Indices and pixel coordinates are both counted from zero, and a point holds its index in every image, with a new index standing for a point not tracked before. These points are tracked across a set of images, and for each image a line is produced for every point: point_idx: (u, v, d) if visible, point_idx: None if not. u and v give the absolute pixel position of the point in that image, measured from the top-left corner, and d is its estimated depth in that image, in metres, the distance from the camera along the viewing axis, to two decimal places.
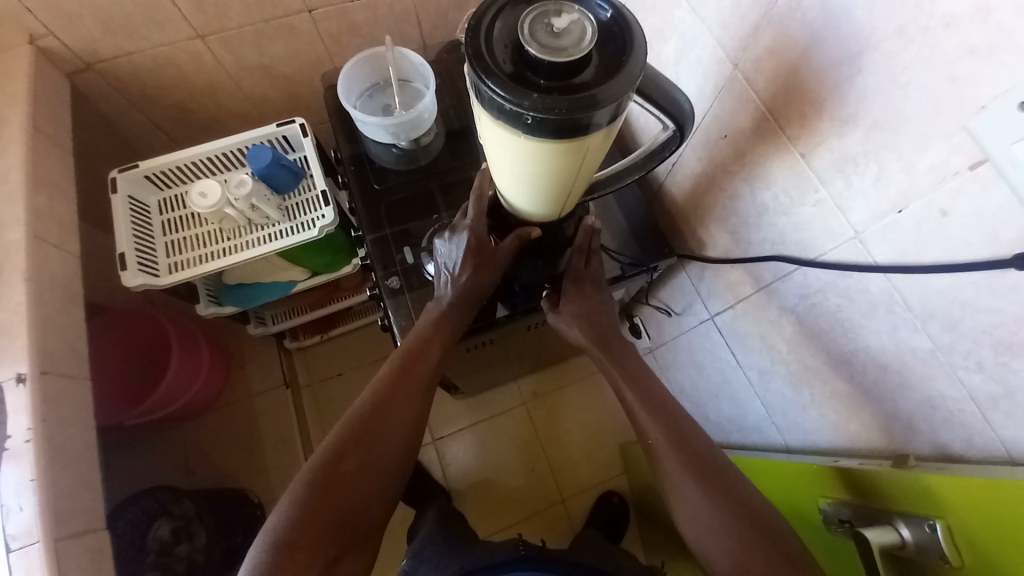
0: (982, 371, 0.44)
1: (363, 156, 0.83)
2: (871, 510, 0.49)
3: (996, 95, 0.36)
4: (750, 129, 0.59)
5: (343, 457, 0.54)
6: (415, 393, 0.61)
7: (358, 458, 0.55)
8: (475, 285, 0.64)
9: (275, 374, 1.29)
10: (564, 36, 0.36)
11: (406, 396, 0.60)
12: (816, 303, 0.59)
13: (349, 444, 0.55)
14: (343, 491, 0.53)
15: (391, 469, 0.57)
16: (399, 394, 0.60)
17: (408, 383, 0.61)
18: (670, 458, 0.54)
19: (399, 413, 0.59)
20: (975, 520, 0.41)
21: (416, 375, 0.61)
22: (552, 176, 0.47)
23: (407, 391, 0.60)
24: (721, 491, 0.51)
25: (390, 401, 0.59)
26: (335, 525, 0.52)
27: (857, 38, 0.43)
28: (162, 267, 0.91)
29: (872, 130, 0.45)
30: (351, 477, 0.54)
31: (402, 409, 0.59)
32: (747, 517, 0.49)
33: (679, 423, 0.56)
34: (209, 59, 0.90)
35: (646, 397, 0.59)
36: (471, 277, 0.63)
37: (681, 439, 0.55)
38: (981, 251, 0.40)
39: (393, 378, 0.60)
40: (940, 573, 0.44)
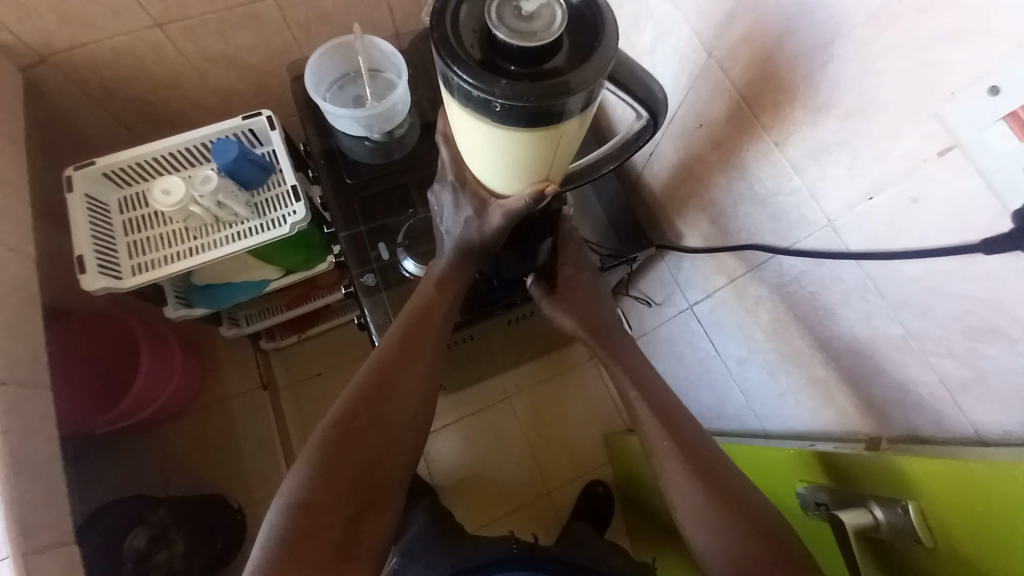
0: (952, 356, 0.44)
1: (335, 149, 0.80)
2: (848, 496, 0.50)
3: (965, 82, 0.35)
4: (725, 117, 0.58)
5: (351, 417, 0.52)
6: (426, 350, 0.58)
7: (370, 416, 0.53)
8: (454, 274, 0.62)
9: (252, 376, 1.26)
10: (535, 20, 0.34)
11: (418, 357, 0.57)
12: (791, 292, 0.59)
13: (361, 403, 0.53)
14: (357, 448, 0.51)
15: (406, 427, 0.55)
16: (410, 352, 0.57)
17: (416, 342, 0.58)
18: (670, 461, 0.54)
19: (410, 373, 0.57)
20: (942, 497, 0.41)
21: (421, 335, 0.58)
22: (523, 166, 0.46)
23: (413, 353, 0.57)
24: (712, 479, 0.51)
25: (397, 364, 0.56)
26: (353, 482, 0.50)
27: (827, 23, 0.42)
28: (126, 269, 0.88)
29: (846, 118, 0.44)
30: (366, 434, 0.52)
31: (413, 368, 0.57)
32: (731, 501, 0.50)
33: (670, 405, 0.58)
34: (169, 49, 0.86)
35: (647, 393, 0.59)
36: (450, 268, 0.62)
37: (675, 433, 0.55)
38: (952, 237, 0.40)
39: (401, 338, 0.58)
40: (915, 552, 0.45)
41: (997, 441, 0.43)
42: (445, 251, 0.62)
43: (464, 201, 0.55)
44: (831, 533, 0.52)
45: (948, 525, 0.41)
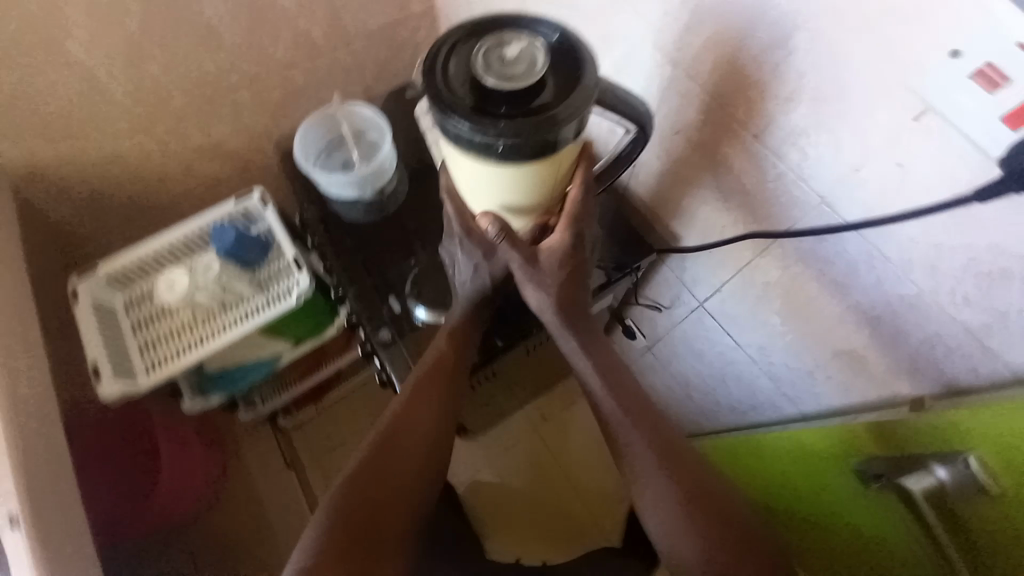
0: (970, 304, 0.45)
1: (329, 215, 0.82)
2: (907, 461, 0.50)
3: (926, 50, 0.37)
4: (701, 121, 0.60)
5: (361, 472, 0.54)
6: (435, 402, 0.60)
7: (378, 469, 0.55)
8: (465, 322, 0.63)
9: (274, 456, 1.24)
10: (515, 64, 0.37)
11: (427, 409, 0.59)
12: (798, 272, 0.60)
13: (370, 456, 0.55)
14: (363, 503, 0.52)
15: (412, 480, 0.56)
16: (419, 405, 0.59)
17: (425, 395, 0.60)
18: (641, 457, 0.55)
19: (419, 425, 0.58)
20: (1004, 449, 0.42)
21: (430, 388, 0.60)
22: (526, 197, 0.48)
23: (422, 406, 0.59)
24: (676, 472, 0.54)
25: (407, 416, 0.58)
26: (357, 538, 0.51)
27: (784, 20, 0.45)
28: (139, 368, 0.89)
29: (819, 101, 0.47)
30: (373, 485, 0.54)
31: (421, 422, 0.59)
32: (707, 502, 0.53)
33: (639, 400, 0.58)
34: (155, 150, 0.92)
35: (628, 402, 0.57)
36: (462, 320, 0.63)
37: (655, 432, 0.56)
38: (945, 192, 0.41)
39: (411, 392, 0.60)
40: (981, 516, 0.43)
41: None
42: (459, 300, 0.62)
43: (472, 248, 0.56)
44: (896, 506, 0.51)
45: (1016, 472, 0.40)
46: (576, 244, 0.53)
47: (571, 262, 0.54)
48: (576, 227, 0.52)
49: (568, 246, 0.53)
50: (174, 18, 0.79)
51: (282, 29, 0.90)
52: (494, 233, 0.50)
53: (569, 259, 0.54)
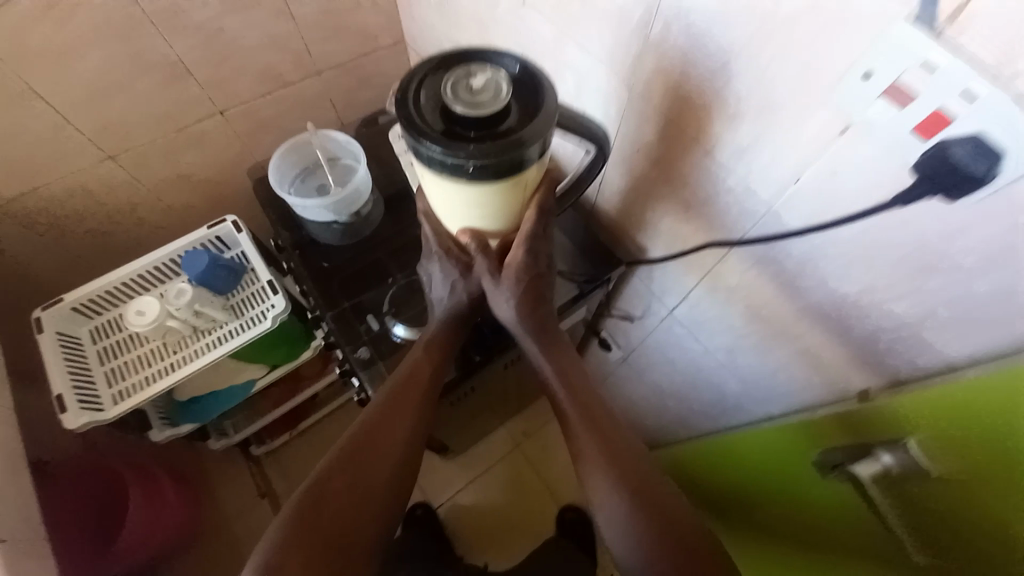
0: (905, 298, 0.49)
1: (306, 239, 0.83)
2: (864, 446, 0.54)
3: (843, 73, 0.41)
4: (657, 140, 0.65)
5: (329, 480, 0.54)
6: (409, 412, 0.59)
7: (348, 470, 0.55)
8: (444, 334, 0.63)
9: (248, 489, 1.25)
10: (482, 92, 0.40)
11: (400, 416, 0.59)
12: (752, 277, 0.65)
13: (339, 457, 0.56)
14: (329, 512, 0.53)
15: (382, 489, 0.56)
16: (393, 415, 0.59)
17: (400, 404, 0.59)
18: (593, 451, 0.57)
19: (392, 434, 0.58)
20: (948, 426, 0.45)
21: (406, 398, 0.60)
22: (495, 215, 0.51)
23: (396, 415, 0.59)
24: (620, 466, 0.56)
25: (381, 425, 0.58)
26: (322, 547, 0.52)
27: (719, 52, 0.50)
28: (106, 398, 0.87)
29: (758, 121, 0.51)
30: (340, 484, 0.54)
31: (395, 431, 0.58)
32: (648, 496, 0.55)
33: (594, 404, 0.60)
34: (122, 177, 0.97)
35: (587, 411, 0.59)
36: (438, 332, 0.63)
37: (606, 439, 0.58)
38: (872, 199, 0.45)
39: (386, 400, 0.59)
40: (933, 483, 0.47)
41: (965, 361, 0.48)
42: (435, 317, 0.64)
43: (449, 266, 0.59)
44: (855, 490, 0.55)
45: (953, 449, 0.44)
46: (532, 257, 0.56)
47: (531, 272, 0.57)
48: (530, 242, 0.55)
49: (525, 261, 0.56)
50: (137, 53, 0.82)
51: (250, 62, 0.94)
52: (471, 248, 0.54)
53: (529, 272, 0.57)
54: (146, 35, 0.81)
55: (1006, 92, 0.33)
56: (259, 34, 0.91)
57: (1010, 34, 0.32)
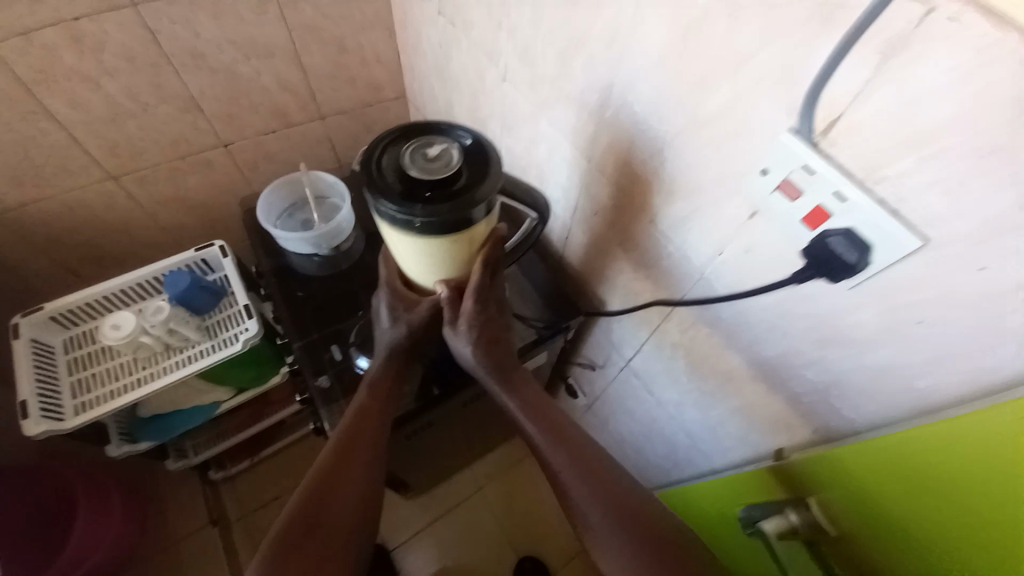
0: (813, 366, 0.54)
1: (285, 267, 0.88)
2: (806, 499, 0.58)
3: (747, 168, 0.48)
4: (612, 206, 0.72)
5: (293, 525, 0.54)
6: (366, 449, 0.61)
7: (308, 528, 0.54)
8: (386, 372, 0.67)
9: (200, 514, 1.22)
10: (436, 161, 0.46)
11: (354, 464, 0.60)
12: (693, 335, 0.70)
13: (298, 516, 0.55)
14: (299, 557, 0.52)
15: (349, 527, 0.56)
16: (351, 453, 0.60)
17: (355, 442, 0.61)
18: (578, 488, 0.58)
19: (352, 473, 0.59)
20: (895, 474, 0.47)
21: (360, 436, 0.62)
22: (445, 264, 0.56)
23: (354, 454, 0.60)
24: (606, 497, 0.57)
25: (339, 466, 0.59)
26: None
27: (656, 138, 0.57)
28: (68, 409, 0.88)
29: (688, 199, 0.58)
30: (302, 547, 0.52)
31: (354, 469, 0.60)
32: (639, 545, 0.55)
33: (563, 429, 0.63)
34: (122, 196, 1.02)
35: (556, 434, 0.62)
36: (383, 372, 0.66)
37: (595, 474, 0.59)
38: (778, 275, 0.51)
39: (341, 441, 0.61)
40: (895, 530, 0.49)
41: (866, 427, 0.53)
42: (379, 355, 0.67)
43: (395, 304, 0.63)
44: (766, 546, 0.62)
45: (855, 516, 0.53)
46: (481, 306, 0.60)
47: (482, 321, 0.61)
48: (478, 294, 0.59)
49: (476, 310, 0.60)
50: (154, 85, 0.90)
51: (258, 102, 1.03)
52: (445, 297, 0.61)
53: (483, 319, 0.61)
54: (164, 71, 0.89)
55: (870, 196, 0.39)
56: (270, 78, 1.00)
57: (867, 150, 0.38)
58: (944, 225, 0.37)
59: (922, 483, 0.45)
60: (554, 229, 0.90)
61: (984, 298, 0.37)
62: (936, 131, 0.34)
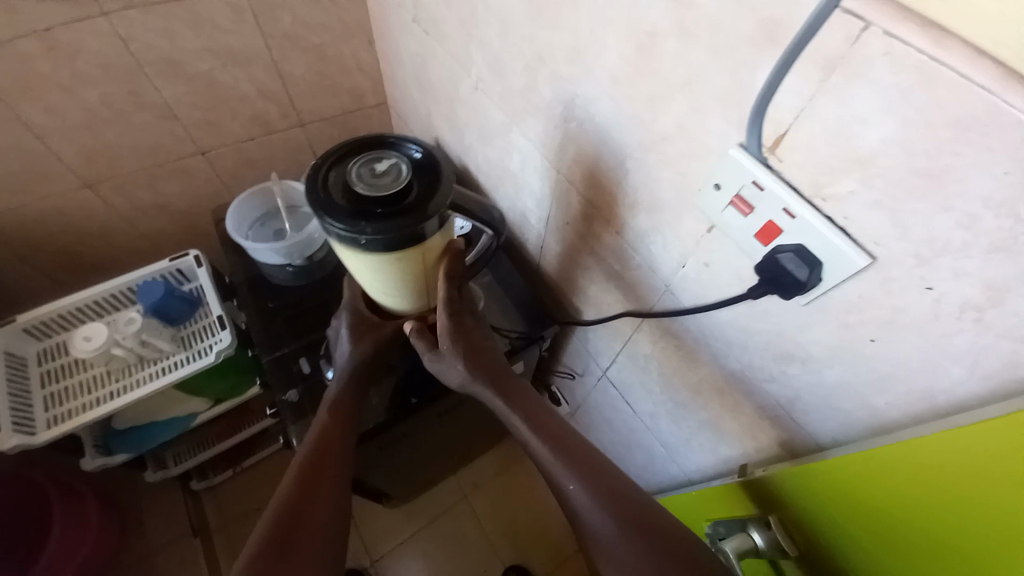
0: (775, 380, 0.54)
1: (257, 278, 0.87)
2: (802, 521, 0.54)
3: (702, 182, 0.48)
4: (580, 217, 0.71)
5: (256, 561, 0.47)
6: (332, 474, 0.57)
7: (277, 563, 0.48)
8: (347, 395, 0.64)
9: (180, 524, 1.21)
10: (383, 176, 0.46)
11: (321, 489, 0.55)
12: (663, 346, 0.69)
13: (263, 552, 0.48)
14: None
15: (322, 558, 0.50)
16: (316, 479, 0.56)
17: (319, 468, 0.57)
18: (585, 496, 0.53)
19: (319, 500, 0.54)
20: (869, 493, 0.45)
21: (324, 461, 0.58)
22: (401, 280, 0.55)
23: (318, 480, 0.56)
24: (609, 495, 0.53)
25: (303, 494, 0.54)
26: None
27: (619, 148, 0.57)
28: (40, 422, 0.87)
29: (650, 212, 0.57)
30: None
31: (321, 496, 0.55)
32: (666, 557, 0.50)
33: (562, 434, 0.58)
34: (98, 205, 1.01)
35: (554, 438, 0.57)
36: (344, 390, 0.64)
37: (592, 471, 0.55)
38: (737, 288, 0.51)
39: (303, 468, 0.57)
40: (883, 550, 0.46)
41: (829, 444, 0.52)
42: (335, 376, 0.65)
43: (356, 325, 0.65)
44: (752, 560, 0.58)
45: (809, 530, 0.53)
46: (456, 319, 0.60)
47: (461, 336, 0.60)
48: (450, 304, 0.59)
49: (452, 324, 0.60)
50: (130, 93, 0.88)
51: (236, 110, 1.02)
52: (411, 333, 0.63)
53: (462, 333, 0.60)
54: (140, 78, 0.87)
55: (817, 212, 0.39)
56: (249, 86, 0.99)
57: (813, 168, 0.38)
58: (890, 244, 0.36)
59: (890, 499, 0.43)
60: (529, 238, 0.88)
61: (931, 318, 0.37)
62: (878, 151, 0.34)
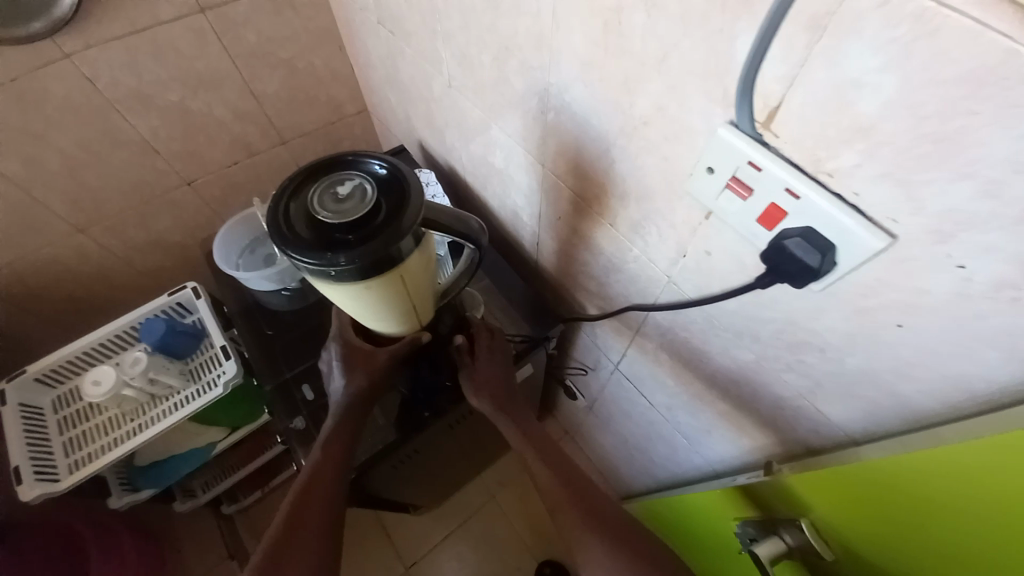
0: (793, 370, 0.50)
1: (253, 306, 0.86)
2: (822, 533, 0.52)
3: (694, 165, 0.43)
4: (570, 211, 0.67)
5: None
6: (327, 492, 0.58)
7: None
8: (350, 423, 0.63)
9: (217, 548, 1.23)
10: (347, 200, 0.43)
11: (312, 514, 0.56)
12: (672, 339, 0.65)
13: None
14: None
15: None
16: (311, 498, 0.57)
17: (316, 486, 0.58)
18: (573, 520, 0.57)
19: (312, 519, 0.56)
20: (891, 501, 0.42)
21: (323, 479, 0.59)
22: (386, 304, 0.52)
23: (314, 499, 0.57)
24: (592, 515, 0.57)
25: (300, 513, 0.56)
26: None
27: (601, 136, 0.52)
28: (62, 468, 0.88)
29: (641, 202, 0.53)
30: None
31: (314, 514, 0.56)
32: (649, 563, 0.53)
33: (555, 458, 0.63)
34: (94, 248, 1.01)
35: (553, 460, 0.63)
36: (339, 427, 0.62)
37: (583, 499, 0.59)
38: (743, 276, 0.47)
39: (302, 486, 0.58)
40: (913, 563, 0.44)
41: (860, 436, 0.47)
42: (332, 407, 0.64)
43: (350, 356, 0.63)
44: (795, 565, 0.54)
45: (842, 535, 0.50)
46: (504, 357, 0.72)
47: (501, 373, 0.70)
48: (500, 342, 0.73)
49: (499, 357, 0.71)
50: (106, 133, 0.87)
51: (215, 136, 1.00)
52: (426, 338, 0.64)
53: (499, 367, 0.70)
54: (115, 118, 0.86)
55: (825, 190, 0.35)
56: (224, 109, 0.97)
57: (812, 142, 0.34)
58: (909, 221, 0.32)
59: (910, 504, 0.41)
60: (524, 235, 0.84)
61: (960, 299, 0.32)
62: (881, 117, 0.29)
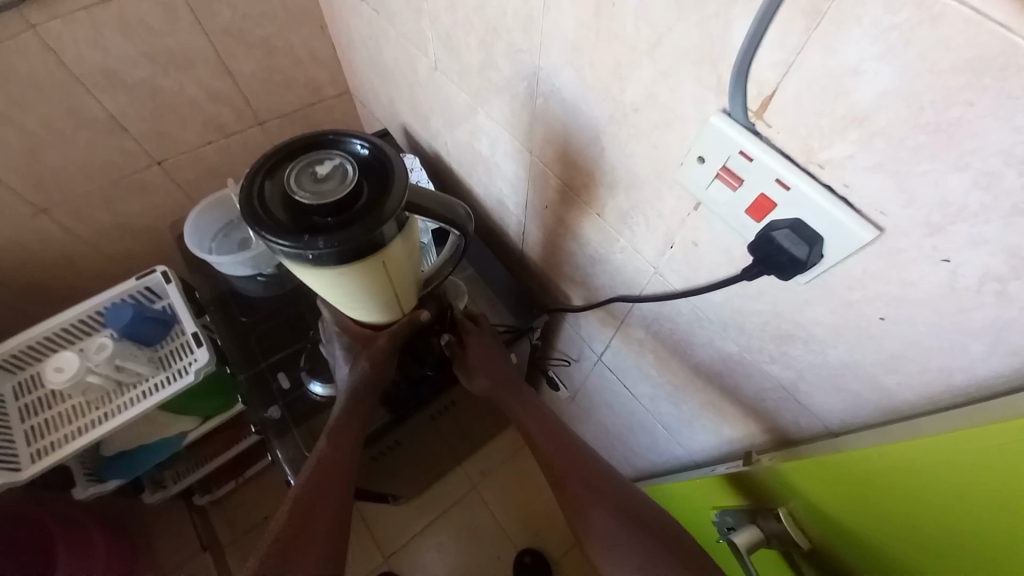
0: (776, 361, 0.50)
1: (226, 292, 0.83)
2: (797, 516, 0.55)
3: (685, 154, 0.43)
4: (557, 200, 0.66)
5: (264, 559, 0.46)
6: (344, 475, 0.55)
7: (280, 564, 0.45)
8: (350, 413, 0.61)
9: (190, 541, 1.20)
10: (326, 181, 0.41)
11: (328, 495, 0.52)
12: (656, 330, 0.65)
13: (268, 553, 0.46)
14: None
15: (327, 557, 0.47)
16: (327, 480, 0.54)
17: (332, 469, 0.55)
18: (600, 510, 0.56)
19: (328, 499, 0.52)
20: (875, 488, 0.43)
21: (338, 463, 0.56)
22: (366, 292, 0.51)
23: (331, 481, 0.54)
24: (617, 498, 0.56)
25: (315, 494, 0.52)
26: None
27: (591, 123, 0.51)
28: (24, 458, 0.84)
29: (629, 191, 0.53)
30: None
31: (331, 496, 0.52)
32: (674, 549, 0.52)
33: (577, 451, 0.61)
34: (57, 230, 0.96)
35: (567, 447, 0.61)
36: (345, 413, 0.61)
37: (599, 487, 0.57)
38: (731, 267, 0.47)
39: (317, 468, 0.55)
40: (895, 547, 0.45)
41: (841, 427, 0.48)
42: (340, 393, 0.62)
43: (345, 340, 0.62)
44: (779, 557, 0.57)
45: (818, 519, 0.52)
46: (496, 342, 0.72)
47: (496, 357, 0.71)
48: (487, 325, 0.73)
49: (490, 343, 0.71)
50: (71, 110, 0.81)
51: (188, 115, 0.95)
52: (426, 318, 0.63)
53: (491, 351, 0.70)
54: (79, 93, 0.80)
55: (816, 181, 0.34)
56: (198, 89, 0.92)
57: (805, 130, 0.33)
58: (898, 213, 0.32)
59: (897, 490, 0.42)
60: (509, 224, 0.83)
61: (946, 292, 0.33)
62: (876, 106, 0.29)
